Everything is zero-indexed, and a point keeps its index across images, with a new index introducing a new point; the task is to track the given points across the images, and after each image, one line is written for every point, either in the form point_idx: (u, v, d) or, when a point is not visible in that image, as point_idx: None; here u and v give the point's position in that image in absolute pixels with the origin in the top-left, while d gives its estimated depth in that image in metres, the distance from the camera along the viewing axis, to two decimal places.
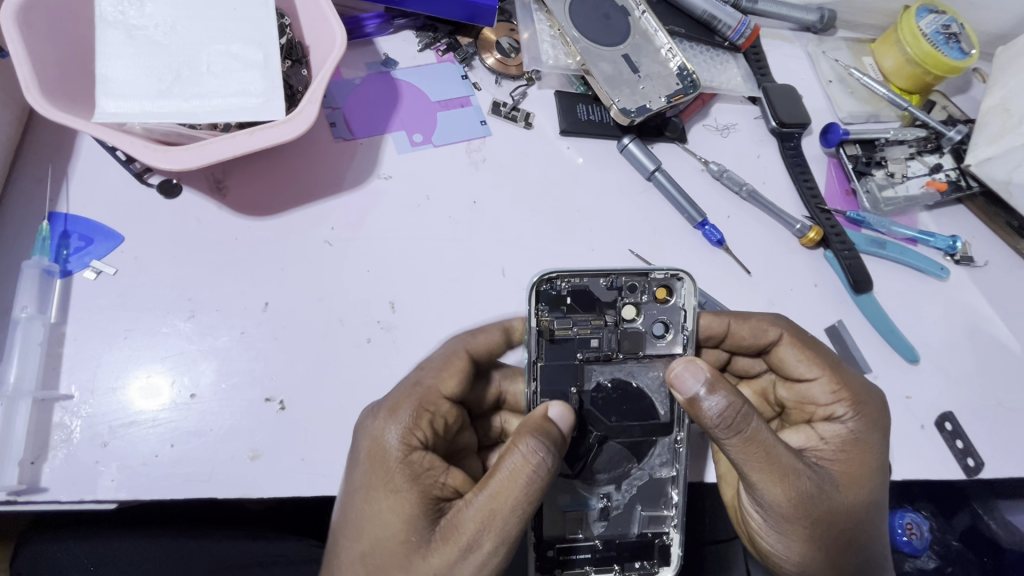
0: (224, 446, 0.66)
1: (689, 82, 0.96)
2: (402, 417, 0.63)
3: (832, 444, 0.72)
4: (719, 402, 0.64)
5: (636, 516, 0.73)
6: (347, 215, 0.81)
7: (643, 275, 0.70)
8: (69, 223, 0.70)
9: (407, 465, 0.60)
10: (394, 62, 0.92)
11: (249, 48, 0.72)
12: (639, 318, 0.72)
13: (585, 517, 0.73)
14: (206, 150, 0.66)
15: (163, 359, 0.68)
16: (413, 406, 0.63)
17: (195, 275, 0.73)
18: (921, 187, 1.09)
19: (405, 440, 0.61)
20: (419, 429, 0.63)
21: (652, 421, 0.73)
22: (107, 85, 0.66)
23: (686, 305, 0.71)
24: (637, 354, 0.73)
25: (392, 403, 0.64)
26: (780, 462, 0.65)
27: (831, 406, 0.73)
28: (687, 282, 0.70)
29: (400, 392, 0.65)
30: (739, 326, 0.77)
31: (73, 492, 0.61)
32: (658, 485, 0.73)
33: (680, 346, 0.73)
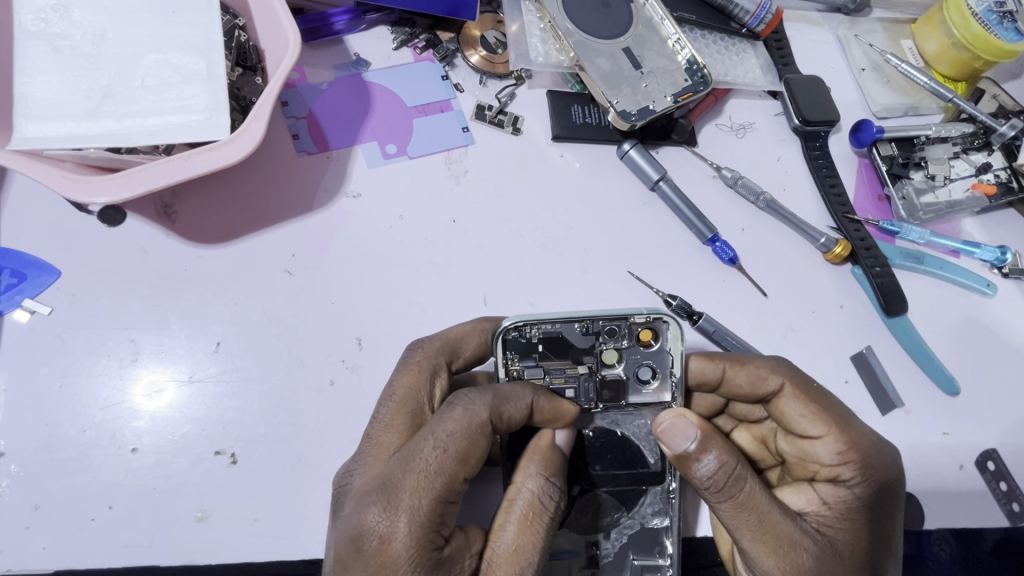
0: (168, 506, 0.60)
1: (700, 78, 0.85)
2: (423, 515, 0.50)
3: (834, 510, 0.63)
4: (710, 461, 0.58)
5: (627, 564, 0.65)
6: (310, 240, 0.73)
7: (623, 319, 0.61)
8: (1, 258, 0.65)
9: (434, 564, 0.51)
10: (366, 63, 0.82)
11: (189, 57, 0.64)
12: (619, 364, 0.64)
13: (572, 566, 0.65)
14: (133, 181, 0.58)
15: (134, 378, 0.64)
16: (401, 484, 0.51)
17: (138, 313, 0.66)
18: (965, 191, 0.97)
19: (424, 540, 0.50)
20: (444, 525, 0.52)
21: (640, 469, 0.65)
22: (27, 106, 0.60)
23: (673, 349, 0.63)
24: (619, 404, 0.65)
25: (404, 498, 0.50)
26: (775, 529, 0.58)
27: (837, 468, 0.65)
28: (674, 325, 0.62)
29: (414, 481, 0.50)
30: (735, 372, 0.68)
31: (1, 560, 0.57)
32: (650, 534, 0.65)
33: (669, 394, 0.64)
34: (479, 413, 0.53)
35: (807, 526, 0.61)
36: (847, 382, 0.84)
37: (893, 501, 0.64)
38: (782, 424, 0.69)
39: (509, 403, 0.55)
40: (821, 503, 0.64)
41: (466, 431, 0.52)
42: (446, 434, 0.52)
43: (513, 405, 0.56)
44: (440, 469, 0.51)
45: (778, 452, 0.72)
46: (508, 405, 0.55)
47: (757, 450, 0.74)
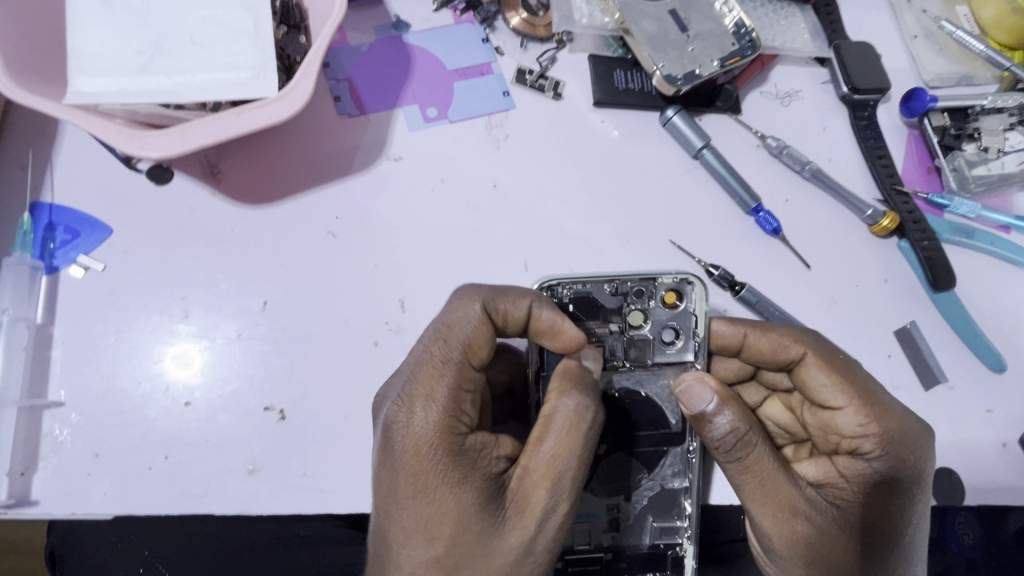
0: (222, 458, 0.62)
1: (747, 42, 0.82)
2: (442, 402, 0.51)
3: (852, 484, 0.59)
4: (723, 423, 0.56)
5: (647, 527, 0.65)
6: (353, 202, 0.73)
7: (650, 279, 0.61)
8: (55, 215, 0.66)
9: (461, 455, 0.51)
10: (406, 24, 0.81)
11: (236, 12, 0.64)
12: (646, 325, 0.62)
13: (594, 529, 0.65)
14: (186, 136, 0.58)
15: (170, 339, 0.65)
16: (419, 375, 0.53)
17: (188, 271, 0.67)
18: (1019, 164, 0.93)
19: (446, 428, 0.51)
20: (465, 411, 0.52)
21: (661, 432, 0.65)
22: (81, 60, 0.60)
23: (697, 311, 0.62)
24: (644, 363, 0.63)
25: (423, 386, 0.52)
26: (781, 496, 0.56)
27: (858, 441, 0.60)
28: (699, 287, 0.61)
29: (430, 370, 0.53)
30: (756, 338, 0.63)
31: (65, 505, 0.59)
32: (669, 496, 0.65)
33: (692, 354, 0.63)
34: (474, 306, 0.55)
35: (816, 497, 0.58)
36: (889, 357, 0.82)
37: (915, 476, 0.60)
38: (804, 394, 0.63)
39: (507, 300, 0.55)
40: (837, 476, 0.59)
41: (469, 323, 0.54)
42: (445, 328, 0.54)
43: (512, 303, 0.56)
44: (448, 358, 0.53)
45: (802, 423, 0.67)
46: (505, 302, 0.56)
47: (785, 421, 0.69)
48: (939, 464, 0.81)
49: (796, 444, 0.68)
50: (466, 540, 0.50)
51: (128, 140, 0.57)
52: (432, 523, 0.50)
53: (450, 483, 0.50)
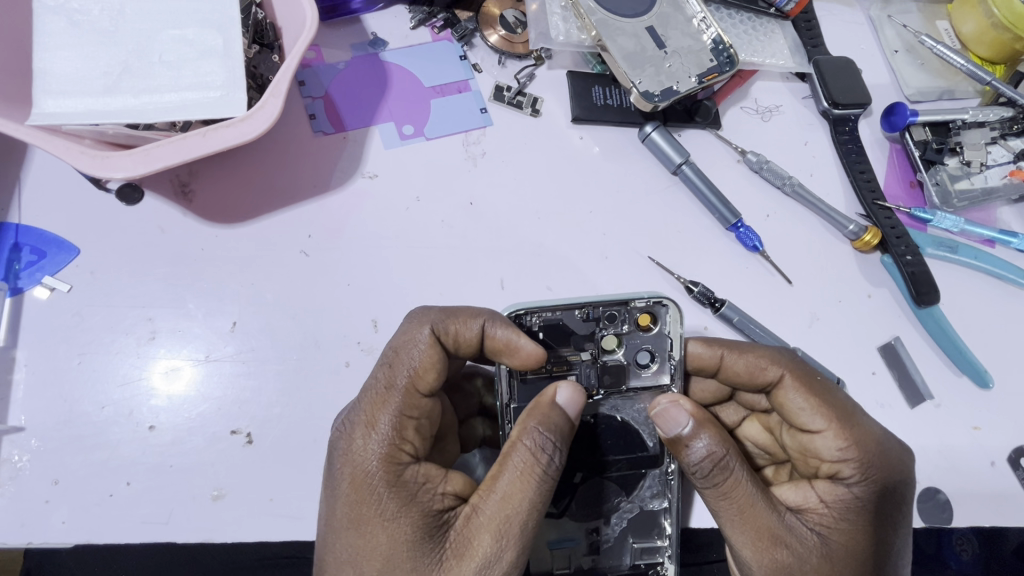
0: (186, 484, 0.60)
1: (725, 58, 0.82)
2: (383, 429, 0.52)
3: (832, 509, 0.57)
4: (700, 448, 0.55)
5: (627, 548, 0.64)
6: (326, 221, 0.72)
7: (622, 303, 0.59)
8: (21, 235, 0.65)
9: (397, 486, 0.50)
10: (383, 43, 0.81)
11: (207, 32, 0.63)
12: (620, 349, 0.61)
13: (573, 553, 0.64)
14: (151, 158, 0.57)
15: (139, 361, 0.64)
16: (365, 401, 0.54)
17: (156, 292, 0.66)
18: (1002, 178, 0.93)
19: (387, 457, 0.51)
20: (406, 441, 0.52)
21: (639, 455, 0.63)
22: (48, 82, 0.60)
23: (672, 333, 0.60)
24: (620, 388, 0.62)
25: (366, 412, 0.53)
26: (760, 523, 0.54)
27: (837, 464, 0.58)
28: (673, 308, 0.60)
29: (375, 396, 0.54)
30: (733, 359, 0.62)
31: (22, 534, 0.57)
32: (649, 517, 0.64)
33: (668, 377, 0.62)
34: (422, 330, 0.55)
35: (797, 524, 0.56)
36: (874, 374, 0.81)
37: (896, 500, 0.58)
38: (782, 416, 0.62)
39: (457, 322, 0.56)
40: (818, 501, 0.57)
41: (416, 348, 0.55)
42: (393, 354, 0.55)
43: (462, 324, 0.56)
44: (394, 385, 0.54)
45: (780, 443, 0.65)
46: (456, 324, 0.56)
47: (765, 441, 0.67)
48: (926, 484, 0.79)
49: (776, 466, 0.67)
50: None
51: (92, 161, 0.56)
52: (365, 556, 0.49)
53: (385, 516, 0.50)
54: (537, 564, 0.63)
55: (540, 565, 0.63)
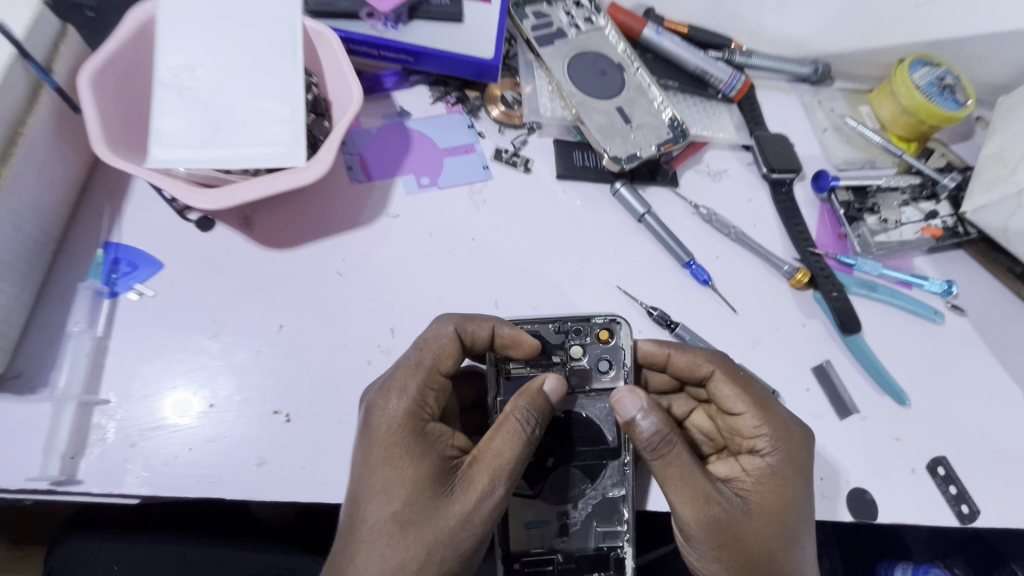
0: (236, 452, 0.74)
1: (679, 132, 1.04)
2: (412, 394, 0.67)
3: (751, 476, 0.71)
4: (648, 424, 0.69)
5: (591, 531, 0.77)
6: (358, 249, 0.90)
7: (585, 319, 0.77)
8: (119, 251, 0.81)
9: (422, 434, 0.65)
10: (408, 113, 1.03)
11: (280, 104, 0.84)
12: (584, 357, 0.78)
13: (546, 533, 0.76)
14: (235, 194, 0.77)
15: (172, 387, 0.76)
16: (397, 376, 0.69)
17: (221, 299, 0.82)
18: (916, 233, 1.13)
19: (415, 414, 0.66)
20: (428, 405, 0.68)
21: (601, 446, 0.78)
22: (159, 136, 0.79)
23: (625, 345, 0.77)
24: (585, 389, 0.78)
25: (399, 381, 0.67)
26: (696, 487, 0.67)
27: (754, 440, 0.74)
28: (625, 325, 0.77)
29: (406, 371, 0.69)
30: (678, 357, 0.77)
31: (105, 484, 0.70)
32: (610, 504, 0.77)
33: (623, 381, 0.78)
34: (445, 326, 0.72)
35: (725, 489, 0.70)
36: (808, 391, 0.96)
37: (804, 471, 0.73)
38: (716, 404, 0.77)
39: (473, 323, 0.73)
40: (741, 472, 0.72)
41: (441, 339, 0.72)
42: (420, 345, 0.71)
43: (477, 325, 0.73)
44: (422, 364, 0.70)
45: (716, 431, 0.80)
46: (473, 324, 0.73)
47: (709, 431, 0.82)
48: (856, 484, 0.92)
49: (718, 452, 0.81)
50: (418, 503, 0.61)
51: (189, 193, 0.76)
52: (395, 488, 0.61)
53: (412, 455, 0.63)
54: (516, 542, 0.76)
55: (518, 543, 0.76)
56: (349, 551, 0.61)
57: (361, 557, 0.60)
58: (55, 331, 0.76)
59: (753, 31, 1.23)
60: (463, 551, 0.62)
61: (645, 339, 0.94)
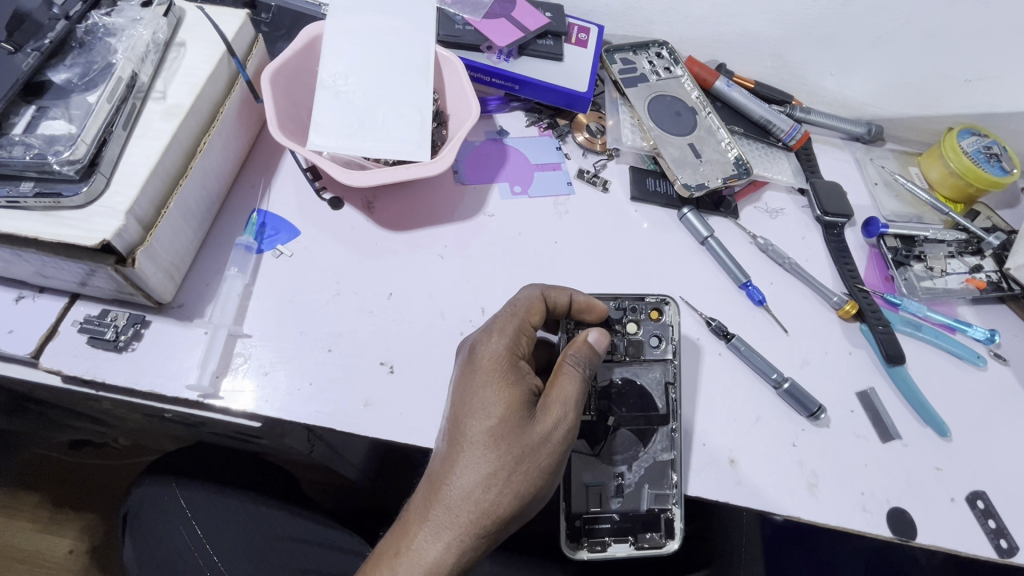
0: (347, 393, 0.86)
1: (743, 169, 1.17)
2: (508, 337, 0.76)
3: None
4: None
5: (644, 493, 0.88)
6: (457, 239, 1.04)
7: (640, 299, 0.94)
8: (265, 217, 0.97)
9: (515, 368, 0.74)
10: (506, 132, 1.19)
11: (412, 110, 1.00)
12: (639, 331, 0.93)
13: (604, 492, 0.88)
14: (375, 177, 0.92)
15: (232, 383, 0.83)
16: (496, 321, 0.78)
17: (344, 266, 0.97)
18: (961, 283, 1.22)
19: (510, 352, 0.75)
20: (519, 349, 0.77)
21: (652, 412, 0.90)
22: (316, 127, 0.96)
23: (673, 322, 0.93)
24: (640, 359, 0.93)
25: (499, 324, 0.77)
26: None
27: None
28: (673, 305, 0.94)
29: (503, 319, 0.78)
30: None
31: (239, 403, 0.82)
32: (660, 467, 0.88)
33: (671, 354, 0.93)
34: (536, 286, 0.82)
35: None
36: (852, 412, 1.03)
37: None
38: None
39: (556, 290, 0.83)
40: None
41: (531, 296, 0.81)
42: (515, 299, 0.81)
43: (560, 291, 0.83)
44: (516, 315, 0.79)
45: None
46: (556, 290, 0.83)
47: None
48: (895, 504, 0.97)
49: None
50: (510, 423, 0.71)
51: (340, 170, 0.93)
52: (491, 409, 0.71)
53: (506, 383, 0.73)
54: (577, 499, 0.87)
55: (579, 501, 0.87)
56: (451, 459, 0.70)
57: (460, 464, 0.70)
58: (212, 274, 0.90)
59: (813, 91, 1.37)
60: (542, 468, 0.71)
61: (702, 345, 1.04)
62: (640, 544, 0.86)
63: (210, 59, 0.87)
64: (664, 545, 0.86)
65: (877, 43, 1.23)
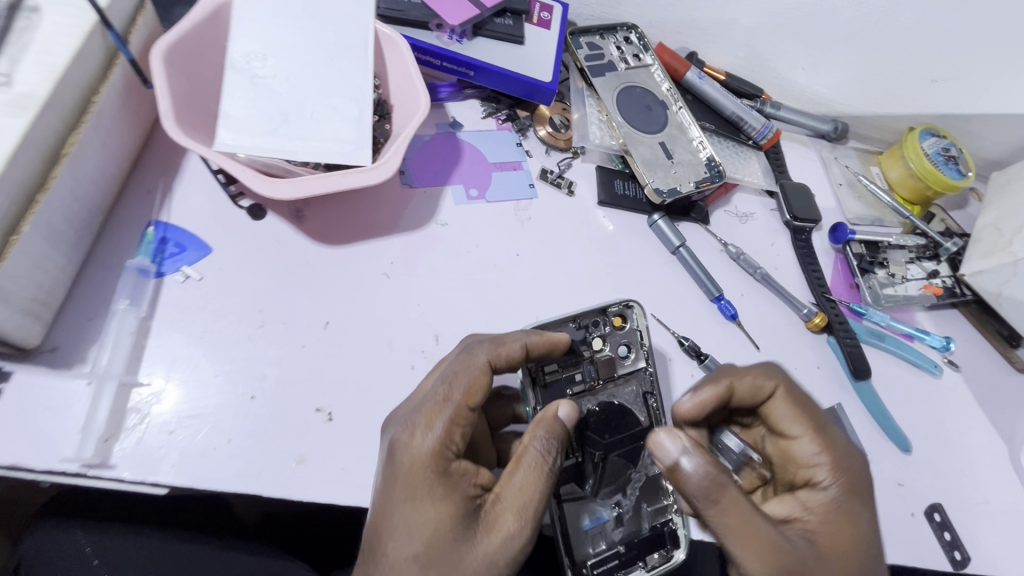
0: (278, 449, 0.72)
1: (716, 171, 1.09)
2: (438, 432, 0.62)
3: (814, 514, 0.72)
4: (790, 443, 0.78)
5: (643, 513, 0.80)
6: (405, 253, 0.90)
7: (600, 310, 0.83)
8: (167, 232, 0.80)
9: (444, 476, 0.61)
10: (460, 125, 1.05)
11: (348, 102, 0.84)
12: (606, 346, 0.83)
13: (603, 528, 0.78)
14: (303, 186, 0.76)
15: (126, 447, 0.67)
16: (424, 408, 0.64)
17: (270, 291, 0.81)
18: (919, 290, 1.21)
19: (440, 453, 0.62)
20: (453, 442, 0.63)
21: (636, 430, 0.82)
22: (226, 119, 0.78)
23: (640, 326, 0.83)
24: (613, 378, 0.83)
25: (425, 417, 0.62)
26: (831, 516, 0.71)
27: (813, 469, 0.75)
28: (637, 308, 0.83)
29: (432, 405, 0.64)
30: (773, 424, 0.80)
31: (138, 472, 0.67)
32: (654, 482, 0.81)
33: (645, 361, 0.84)
34: (478, 356, 0.67)
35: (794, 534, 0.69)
36: None
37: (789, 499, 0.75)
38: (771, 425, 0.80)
39: (504, 347, 0.69)
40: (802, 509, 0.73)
41: (471, 371, 0.66)
42: (450, 375, 0.66)
43: (508, 350, 0.69)
44: (450, 398, 0.64)
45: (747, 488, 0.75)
46: (504, 349, 0.68)
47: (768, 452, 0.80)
48: None
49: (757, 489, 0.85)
50: (440, 545, 0.59)
51: (258, 179, 0.75)
52: (415, 528, 0.60)
53: (435, 495, 0.61)
54: (580, 546, 0.77)
55: (580, 546, 0.76)
56: None
57: None
58: (96, 307, 0.73)
59: (782, 85, 1.31)
60: None
61: (673, 366, 0.97)
62: (653, 569, 0.76)
63: (74, 33, 0.66)
64: (675, 560, 0.77)
65: (851, 38, 1.17)
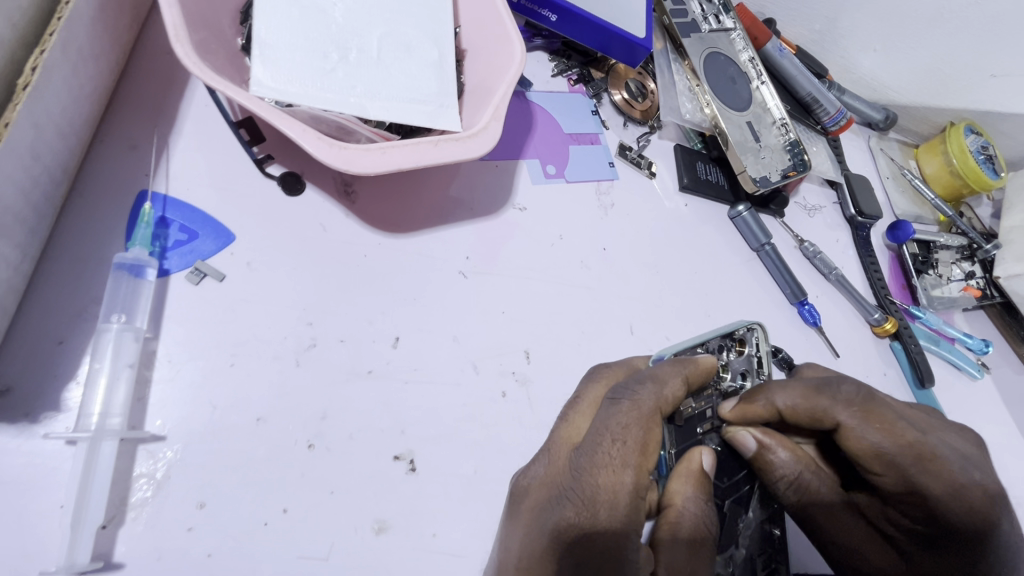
0: (349, 516, 0.53)
1: (799, 160, 0.96)
2: (623, 508, 0.49)
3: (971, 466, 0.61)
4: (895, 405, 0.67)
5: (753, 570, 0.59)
6: (481, 245, 0.71)
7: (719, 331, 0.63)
8: (168, 210, 0.57)
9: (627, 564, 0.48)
10: (528, 82, 0.85)
11: (425, 43, 0.63)
12: (726, 375, 0.64)
13: None
14: (387, 157, 0.53)
15: (135, 535, 0.46)
16: (593, 475, 0.49)
17: (318, 295, 0.60)
18: (959, 291, 1.20)
19: (624, 535, 0.49)
20: (636, 520, 0.49)
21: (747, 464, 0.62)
22: (261, 48, 0.54)
23: (761, 352, 0.65)
24: None
25: (603, 488, 0.49)
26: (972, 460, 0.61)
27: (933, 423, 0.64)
28: (760, 330, 0.64)
29: (608, 472, 0.49)
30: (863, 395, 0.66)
31: (159, 570, 0.46)
32: (766, 530, 0.61)
33: None
34: (648, 401, 0.52)
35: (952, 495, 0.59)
36: None
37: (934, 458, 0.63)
38: None
39: (669, 386, 0.52)
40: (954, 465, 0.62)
41: (643, 424, 0.51)
42: (621, 426, 0.50)
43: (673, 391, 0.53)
44: (627, 462, 0.50)
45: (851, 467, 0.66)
46: (670, 389, 0.52)
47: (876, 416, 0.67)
48: None
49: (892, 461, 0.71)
50: None
51: (323, 143, 0.51)
52: None
53: None
54: None
55: None
56: None
57: None
58: (73, 322, 0.51)
59: None
60: None
61: None
62: None
63: None
64: None
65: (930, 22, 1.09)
